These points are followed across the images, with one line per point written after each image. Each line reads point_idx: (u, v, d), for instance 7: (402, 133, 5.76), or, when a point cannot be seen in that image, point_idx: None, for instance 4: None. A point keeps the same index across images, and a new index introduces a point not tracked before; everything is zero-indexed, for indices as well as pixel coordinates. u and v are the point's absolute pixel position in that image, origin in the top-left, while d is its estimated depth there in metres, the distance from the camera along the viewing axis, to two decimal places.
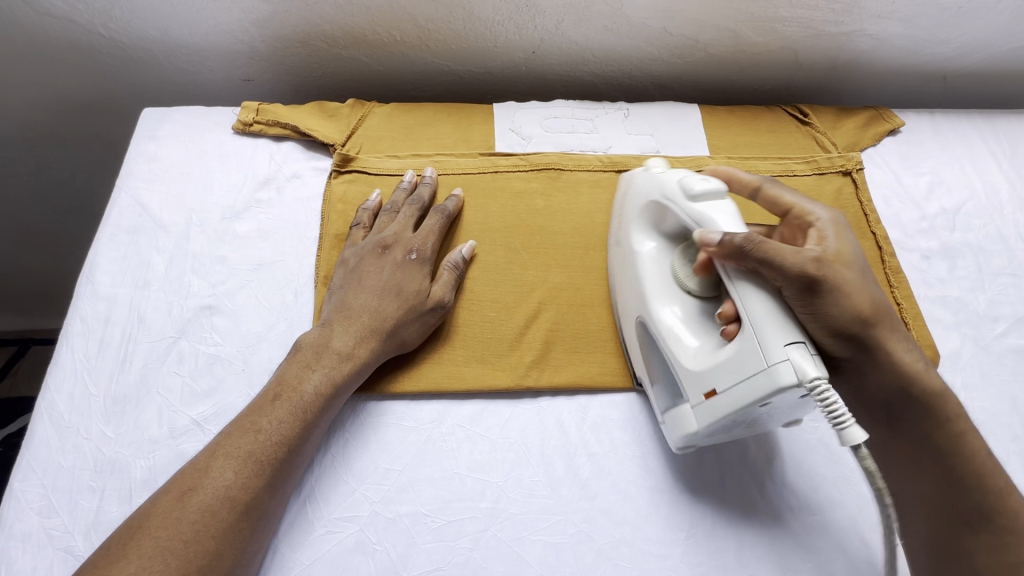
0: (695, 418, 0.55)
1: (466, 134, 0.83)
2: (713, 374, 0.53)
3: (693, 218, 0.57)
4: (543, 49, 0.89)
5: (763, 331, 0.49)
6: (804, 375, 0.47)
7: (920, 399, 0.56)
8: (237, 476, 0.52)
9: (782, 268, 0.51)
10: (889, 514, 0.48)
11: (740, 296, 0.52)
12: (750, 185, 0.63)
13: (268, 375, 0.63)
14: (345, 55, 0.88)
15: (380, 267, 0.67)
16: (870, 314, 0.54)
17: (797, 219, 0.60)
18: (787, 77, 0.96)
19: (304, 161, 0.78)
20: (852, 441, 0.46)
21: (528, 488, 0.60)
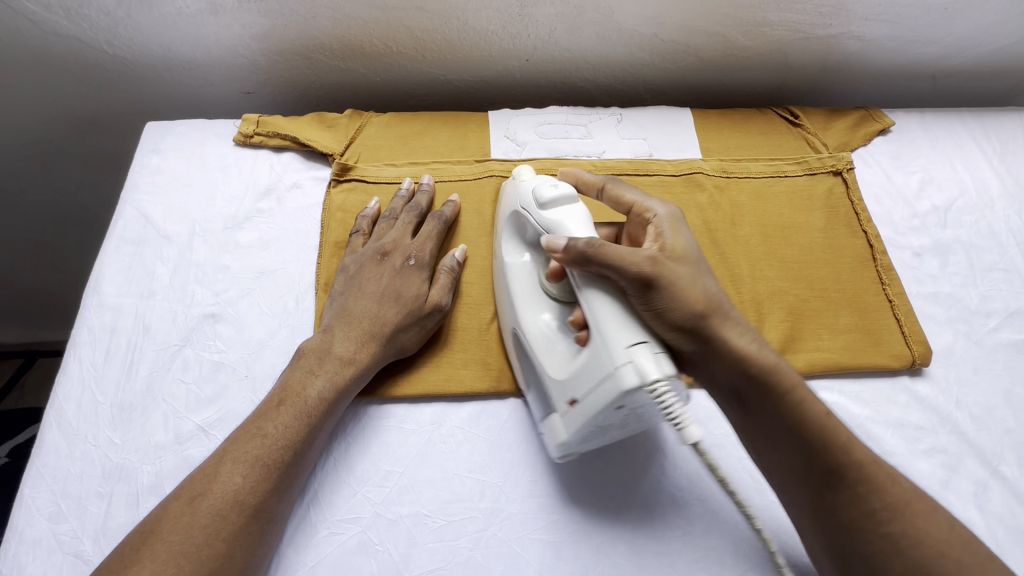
0: (564, 426, 0.57)
1: (463, 141, 0.84)
2: (574, 383, 0.55)
3: (544, 225, 0.60)
4: (537, 57, 0.91)
5: (610, 335, 0.51)
6: (644, 376, 0.49)
7: (762, 384, 0.56)
8: (245, 480, 0.54)
9: (617, 269, 0.53)
10: (739, 500, 0.52)
11: (588, 301, 0.54)
12: (594, 187, 0.66)
13: (271, 381, 0.64)
14: (343, 67, 0.90)
15: (380, 274, 0.68)
16: (702, 306, 0.55)
17: (638, 216, 0.62)
18: (778, 80, 0.98)
19: (303, 171, 0.80)
20: (692, 438, 0.50)
21: (527, 488, 0.61)
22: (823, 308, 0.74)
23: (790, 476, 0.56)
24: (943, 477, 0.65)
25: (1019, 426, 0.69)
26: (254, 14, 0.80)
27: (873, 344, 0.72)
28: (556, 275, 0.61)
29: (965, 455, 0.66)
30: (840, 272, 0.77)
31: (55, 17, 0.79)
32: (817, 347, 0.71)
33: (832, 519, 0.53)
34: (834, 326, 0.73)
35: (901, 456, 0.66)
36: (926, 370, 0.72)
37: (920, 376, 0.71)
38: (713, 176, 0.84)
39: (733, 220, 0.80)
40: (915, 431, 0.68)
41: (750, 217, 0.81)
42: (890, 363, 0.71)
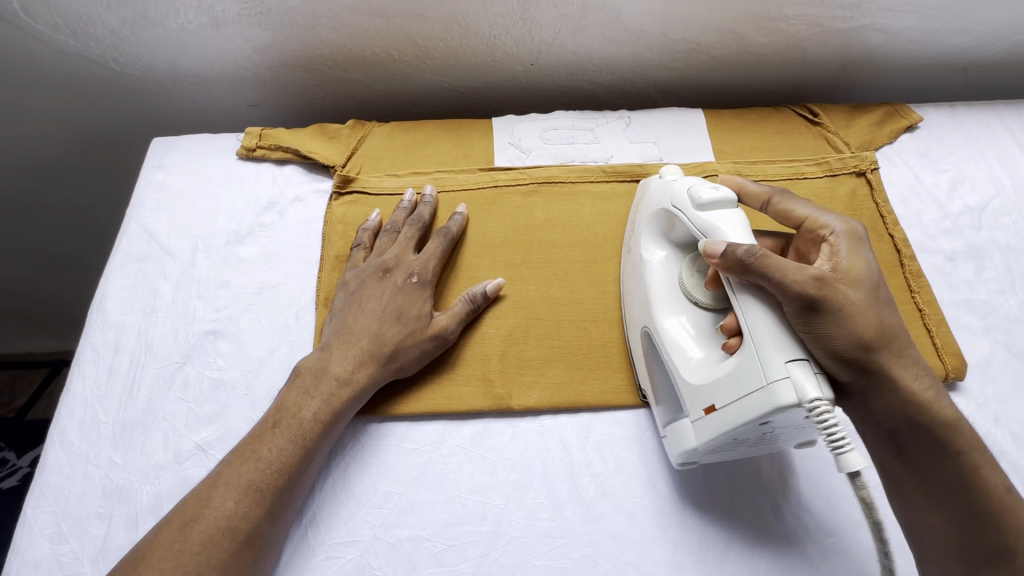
0: (694, 435, 0.54)
1: (466, 150, 0.83)
2: (713, 392, 0.52)
3: (700, 226, 0.57)
4: (543, 61, 0.88)
5: (765, 348, 0.48)
6: (805, 394, 0.46)
7: (930, 427, 0.52)
8: (238, 505, 0.53)
9: (782, 283, 0.49)
10: (880, 535, 0.48)
11: (744, 310, 0.51)
12: (761, 198, 0.62)
13: (271, 399, 0.63)
14: (346, 76, 0.89)
15: (381, 291, 0.67)
16: (878, 338, 0.51)
17: (812, 232, 0.58)
18: (796, 76, 0.94)
19: (306, 184, 0.79)
20: (852, 466, 0.46)
21: (531, 511, 0.59)
22: None
23: (945, 538, 0.52)
24: None
25: None
26: (256, 26, 0.80)
27: None
28: (711, 282, 0.58)
29: None
30: None
31: (64, 37, 0.80)
32: None
33: None
34: None
35: None
36: (961, 385, 0.67)
37: (955, 391, 0.66)
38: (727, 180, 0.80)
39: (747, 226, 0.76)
40: None
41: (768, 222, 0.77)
42: None
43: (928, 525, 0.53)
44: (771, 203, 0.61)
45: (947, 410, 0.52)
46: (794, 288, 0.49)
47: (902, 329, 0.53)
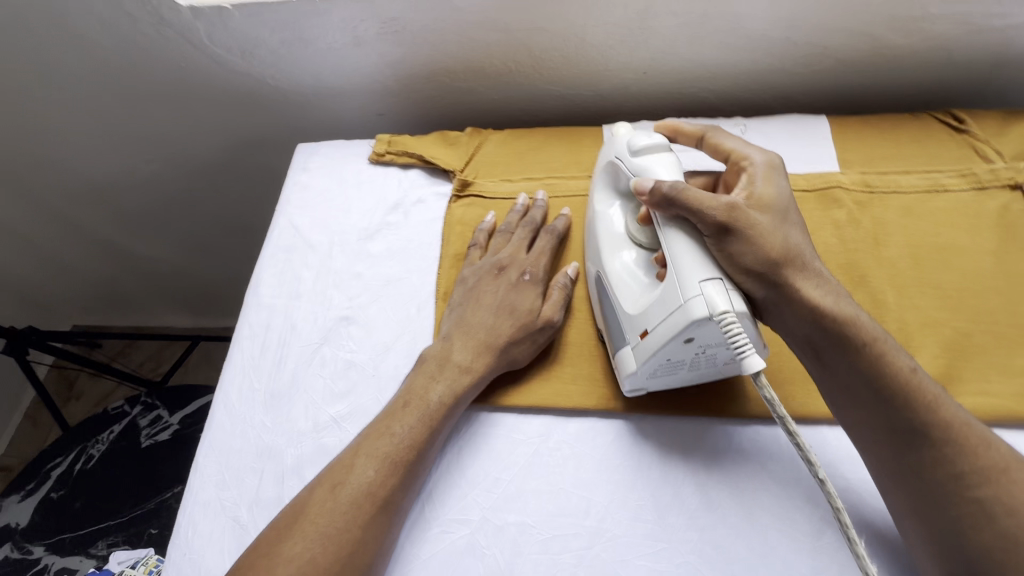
0: (633, 358, 0.61)
1: (577, 157, 0.85)
2: (647, 317, 0.59)
3: (636, 167, 0.64)
4: (656, 69, 0.89)
5: (683, 270, 0.56)
6: (715, 306, 0.53)
7: (835, 330, 0.55)
8: (377, 474, 0.59)
9: (692, 209, 0.56)
10: (803, 446, 0.50)
11: (667, 240, 0.58)
12: (695, 136, 0.68)
13: (394, 381, 0.70)
14: (464, 87, 0.95)
15: (496, 287, 0.71)
16: (779, 254, 0.57)
17: (735, 163, 0.64)
18: (937, 80, 0.86)
19: (427, 187, 0.85)
20: (754, 367, 0.52)
21: (634, 512, 0.60)
22: (992, 345, 0.64)
23: (873, 428, 0.54)
24: None
25: None
26: (390, 43, 0.88)
27: None
28: (645, 219, 0.65)
29: None
30: (1017, 302, 0.66)
31: (233, 57, 0.93)
32: (981, 389, 0.62)
33: (917, 483, 0.51)
34: (1007, 367, 0.63)
35: None
36: None
37: None
38: (854, 191, 0.76)
39: (876, 241, 0.72)
40: None
41: (899, 236, 0.72)
42: None
43: (855, 414, 0.56)
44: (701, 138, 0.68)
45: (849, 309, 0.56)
46: (697, 212, 0.56)
47: (809, 250, 0.59)
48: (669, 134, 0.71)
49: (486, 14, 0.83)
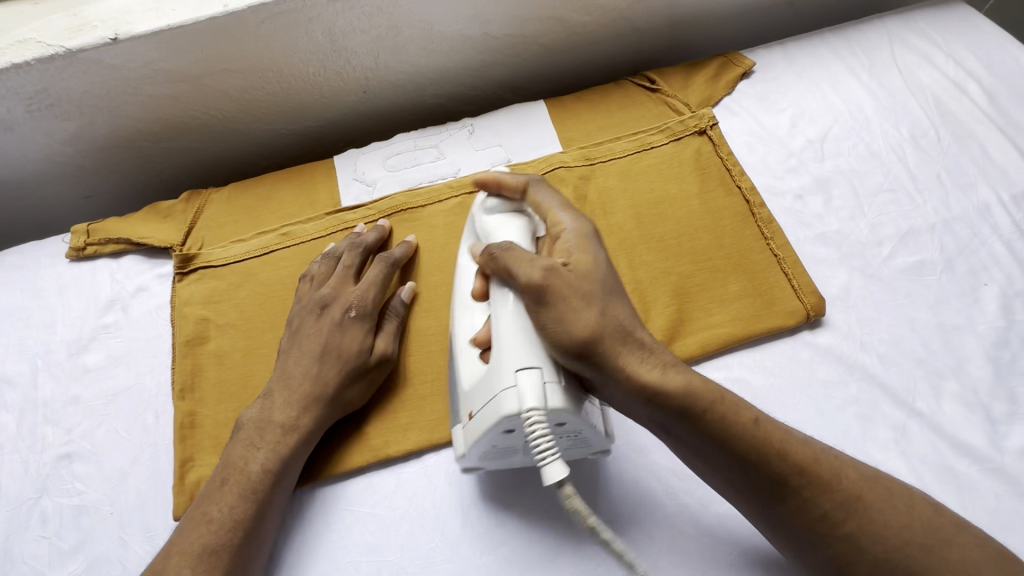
0: (461, 441, 0.56)
1: (311, 196, 0.79)
2: (473, 394, 0.55)
3: (483, 229, 0.61)
4: (374, 86, 0.86)
5: (504, 354, 0.52)
6: (524, 401, 0.49)
7: (669, 407, 0.49)
8: (194, 574, 0.51)
9: (517, 277, 0.52)
10: (613, 543, 0.47)
11: (495, 308, 0.54)
12: (517, 188, 0.61)
13: (139, 511, 0.60)
14: (175, 146, 0.85)
15: (319, 330, 0.64)
16: (591, 328, 0.50)
17: (551, 232, 0.57)
18: (632, 46, 0.93)
19: (147, 271, 0.75)
20: (551, 478, 0.48)
21: (426, 557, 0.57)
22: (709, 280, 0.71)
23: (740, 488, 0.51)
24: (860, 430, 0.62)
25: (929, 353, 0.65)
26: (52, 118, 0.75)
27: (765, 306, 0.68)
28: (483, 292, 0.59)
29: (877, 400, 0.63)
30: (722, 235, 0.73)
31: None
32: (707, 323, 0.68)
33: (788, 530, 0.50)
34: (723, 296, 0.70)
35: (813, 421, 0.63)
36: (826, 319, 0.68)
37: (821, 327, 0.68)
38: (577, 167, 0.79)
39: (602, 212, 0.76)
40: (825, 387, 0.64)
41: (622, 200, 0.77)
42: (785, 323, 0.67)
43: (700, 467, 0.52)
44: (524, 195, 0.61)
45: (667, 383, 0.49)
46: (529, 283, 0.51)
47: (630, 316, 0.52)
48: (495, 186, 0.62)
49: (153, 67, 0.73)
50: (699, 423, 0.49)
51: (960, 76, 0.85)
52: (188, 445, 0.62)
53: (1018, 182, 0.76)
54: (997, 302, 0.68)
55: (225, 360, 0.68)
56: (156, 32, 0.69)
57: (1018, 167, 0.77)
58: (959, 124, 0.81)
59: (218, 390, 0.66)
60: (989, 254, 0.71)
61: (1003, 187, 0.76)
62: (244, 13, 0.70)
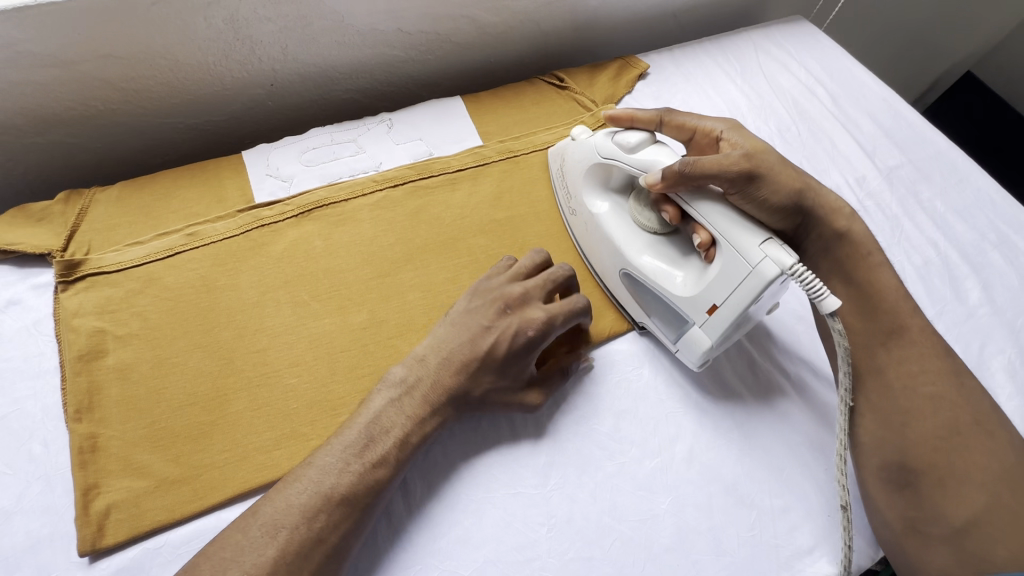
0: (706, 335, 0.60)
1: (218, 194, 0.74)
2: (709, 292, 0.58)
3: (637, 166, 0.63)
4: (282, 79, 0.82)
5: (736, 239, 0.55)
6: (783, 263, 0.53)
7: (844, 239, 0.65)
8: (301, 487, 0.51)
9: (717, 175, 0.58)
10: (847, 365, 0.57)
11: (703, 212, 0.58)
12: (652, 120, 0.69)
13: (32, 552, 0.52)
14: (45, 141, 0.75)
15: (490, 346, 0.60)
16: (797, 183, 0.62)
17: (706, 136, 0.67)
18: (539, 48, 0.99)
19: (19, 282, 0.65)
20: (830, 307, 0.53)
21: (376, 552, 0.56)
22: None
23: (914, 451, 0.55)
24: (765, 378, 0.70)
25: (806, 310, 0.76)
26: None
27: None
28: (676, 217, 0.63)
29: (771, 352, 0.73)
30: None
31: None
32: None
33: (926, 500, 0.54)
34: None
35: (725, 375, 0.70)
36: None
37: None
38: (499, 161, 0.82)
39: (526, 200, 0.79)
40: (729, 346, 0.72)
41: (544, 190, 0.81)
42: None
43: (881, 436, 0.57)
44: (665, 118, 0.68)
45: (850, 224, 0.65)
46: (739, 172, 0.59)
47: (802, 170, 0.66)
48: (625, 122, 0.69)
49: (16, 49, 0.64)
50: (862, 260, 0.64)
51: (810, 81, 1.01)
52: (90, 471, 0.55)
53: (858, 168, 0.92)
54: None
55: (129, 374, 0.61)
56: (17, 9, 0.60)
57: (858, 156, 0.93)
58: (813, 121, 0.96)
59: (123, 408, 0.59)
60: None
61: (848, 172, 0.91)
62: None
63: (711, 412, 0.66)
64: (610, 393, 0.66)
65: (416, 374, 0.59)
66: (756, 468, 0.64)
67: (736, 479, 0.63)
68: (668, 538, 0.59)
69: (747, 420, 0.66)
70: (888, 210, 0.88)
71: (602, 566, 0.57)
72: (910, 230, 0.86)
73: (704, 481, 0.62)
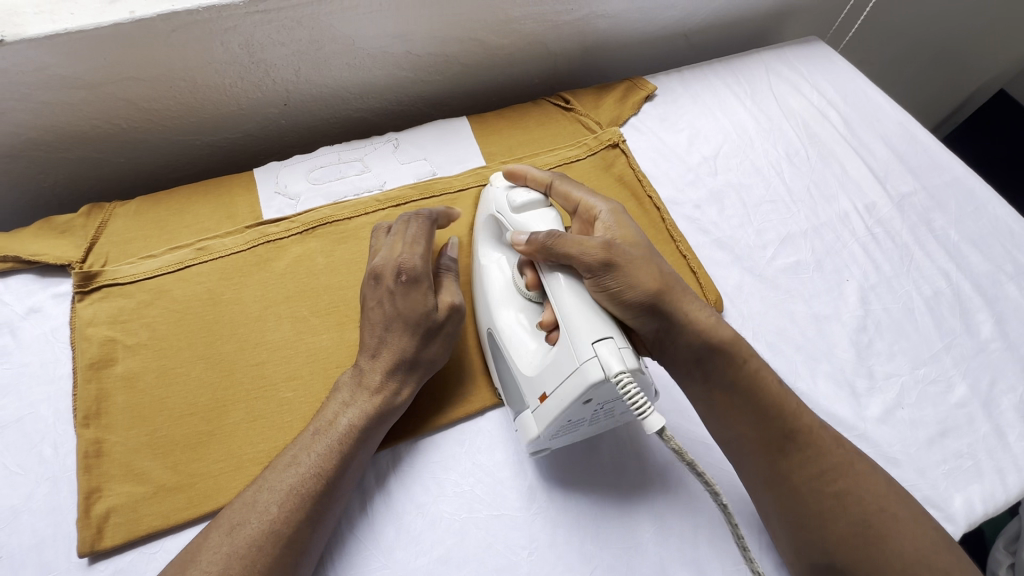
0: (535, 423, 0.57)
1: (229, 210, 0.77)
2: (544, 378, 0.56)
3: (515, 226, 0.63)
4: (296, 99, 0.85)
5: (575, 330, 0.53)
6: (609, 369, 0.50)
7: (717, 348, 0.58)
8: (279, 509, 0.52)
9: (577, 258, 0.56)
10: (704, 474, 0.50)
11: (552, 288, 0.57)
12: (544, 183, 0.66)
13: (37, 551, 0.55)
14: (73, 156, 0.79)
15: (379, 300, 0.63)
16: (659, 285, 0.57)
17: (585, 214, 0.64)
18: (548, 69, 1.00)
19: (41, 291, 0.69)
20: (654, 427, 0.48)
21: (359, 567, 0.57)
22: None
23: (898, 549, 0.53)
24: None
25: (805, 340, 0.75)
26: None
27: None
28: (534, 283, 0.62)
29: None
30: None
31: None
32: None
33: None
34: None
35: None
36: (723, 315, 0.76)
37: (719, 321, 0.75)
38: None
39: None
40: None
41: None
42: None
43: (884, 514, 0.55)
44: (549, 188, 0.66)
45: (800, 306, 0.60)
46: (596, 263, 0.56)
47: (678, 278, 0.60)
48: (521, 178, 0.68)
49: (46, 72, 0.68)
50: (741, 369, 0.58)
51: (822, 104, 1.00)
52: (94, 475, 0.58)
53: (869, 195, 0.90)
54: (856, 294, 0.80)
55: (135, 382, 0.64)
56: (48, 36, 0.64)
57: (869, 182, 0.91)
58: (823, 145, 0.95)
59: (128, 415, 0.62)
60: (849, 253, 0.84)
61: (857, 198, 0.89)
62: (153, 20, 0.67)
63: (703, 440, 0.66)
64: None
65: (356, 373, 0.61)
66: (742, 503, 0.63)
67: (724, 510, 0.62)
68: (650, 568, 0.59)
69: None
70: (898, 238, 0.86)
71: None
72: (921, 260, 0.84)
73: (691, 511, 0.62)
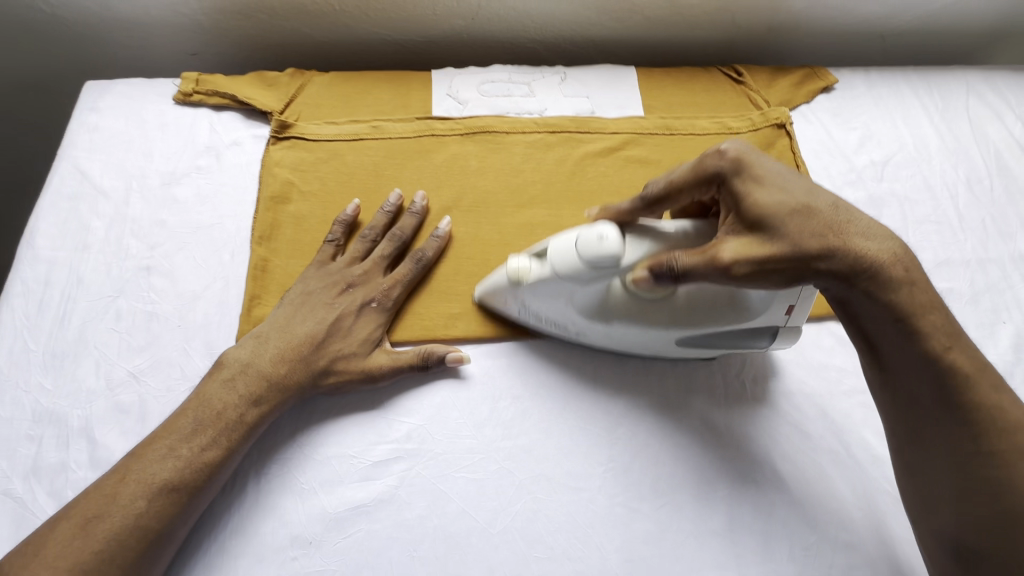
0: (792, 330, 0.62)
1: (404, 101, 0.84)
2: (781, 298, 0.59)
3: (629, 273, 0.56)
4: (483, 16, 0.91)
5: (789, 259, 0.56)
6: None
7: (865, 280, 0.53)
8: (149, 505, 0.53)
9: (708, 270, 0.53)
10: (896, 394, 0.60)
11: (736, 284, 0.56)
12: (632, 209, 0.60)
13: (205, 330, 0.66)
14: (288, 26, 0.90)
15: (325, 302, 0.66)
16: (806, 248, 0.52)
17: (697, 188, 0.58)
18: (726, 40, 0.98)
19: (244, 129, 0.80)
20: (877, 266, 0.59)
21: (453, 429, 0.63)
22: None
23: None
24: (864, 416, 0.66)
25: None
26: None
27: None
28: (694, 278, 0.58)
29: None
30: None
31: None
32: None
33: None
34: None
35: (823, 398, 0.66)
36: None
37: None
38: (655, 134, 0.84)
39: None
40: (838, 373, 0.68)
41: None
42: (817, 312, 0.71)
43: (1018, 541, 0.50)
44: (649, 201, 0.60)
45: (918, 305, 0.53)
46: (761, 255, 0.52)
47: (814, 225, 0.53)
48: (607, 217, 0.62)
49: None
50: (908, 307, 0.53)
51: None
52: (258, 285, 0.68)
53: None
54: (1011, 338, 0.73)
55: (301, 222, 0.73)
56: None
57: None
58: (1014, 180, 0.86)
59: (292, 246, 0.71)
60: (1012, 296, 0.76)
61: None
62: None
63: (799, 426, 0.65)
64: (700, 373, 0.67)
65: (249, 359, 0.62)
66: (825, 495, 0.61)
67: (805, 496, 0.61)
68: (717, 522, 0.60)
69: (836, 450, 0.64)
70: None
71: (646, 520, 0.59)
72: None
73: (770, 486, 0.62)
